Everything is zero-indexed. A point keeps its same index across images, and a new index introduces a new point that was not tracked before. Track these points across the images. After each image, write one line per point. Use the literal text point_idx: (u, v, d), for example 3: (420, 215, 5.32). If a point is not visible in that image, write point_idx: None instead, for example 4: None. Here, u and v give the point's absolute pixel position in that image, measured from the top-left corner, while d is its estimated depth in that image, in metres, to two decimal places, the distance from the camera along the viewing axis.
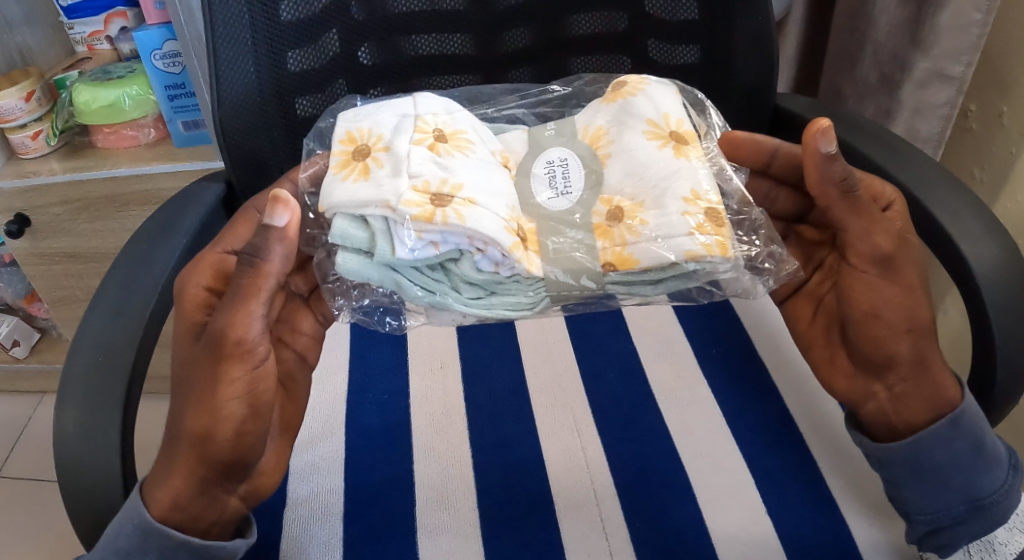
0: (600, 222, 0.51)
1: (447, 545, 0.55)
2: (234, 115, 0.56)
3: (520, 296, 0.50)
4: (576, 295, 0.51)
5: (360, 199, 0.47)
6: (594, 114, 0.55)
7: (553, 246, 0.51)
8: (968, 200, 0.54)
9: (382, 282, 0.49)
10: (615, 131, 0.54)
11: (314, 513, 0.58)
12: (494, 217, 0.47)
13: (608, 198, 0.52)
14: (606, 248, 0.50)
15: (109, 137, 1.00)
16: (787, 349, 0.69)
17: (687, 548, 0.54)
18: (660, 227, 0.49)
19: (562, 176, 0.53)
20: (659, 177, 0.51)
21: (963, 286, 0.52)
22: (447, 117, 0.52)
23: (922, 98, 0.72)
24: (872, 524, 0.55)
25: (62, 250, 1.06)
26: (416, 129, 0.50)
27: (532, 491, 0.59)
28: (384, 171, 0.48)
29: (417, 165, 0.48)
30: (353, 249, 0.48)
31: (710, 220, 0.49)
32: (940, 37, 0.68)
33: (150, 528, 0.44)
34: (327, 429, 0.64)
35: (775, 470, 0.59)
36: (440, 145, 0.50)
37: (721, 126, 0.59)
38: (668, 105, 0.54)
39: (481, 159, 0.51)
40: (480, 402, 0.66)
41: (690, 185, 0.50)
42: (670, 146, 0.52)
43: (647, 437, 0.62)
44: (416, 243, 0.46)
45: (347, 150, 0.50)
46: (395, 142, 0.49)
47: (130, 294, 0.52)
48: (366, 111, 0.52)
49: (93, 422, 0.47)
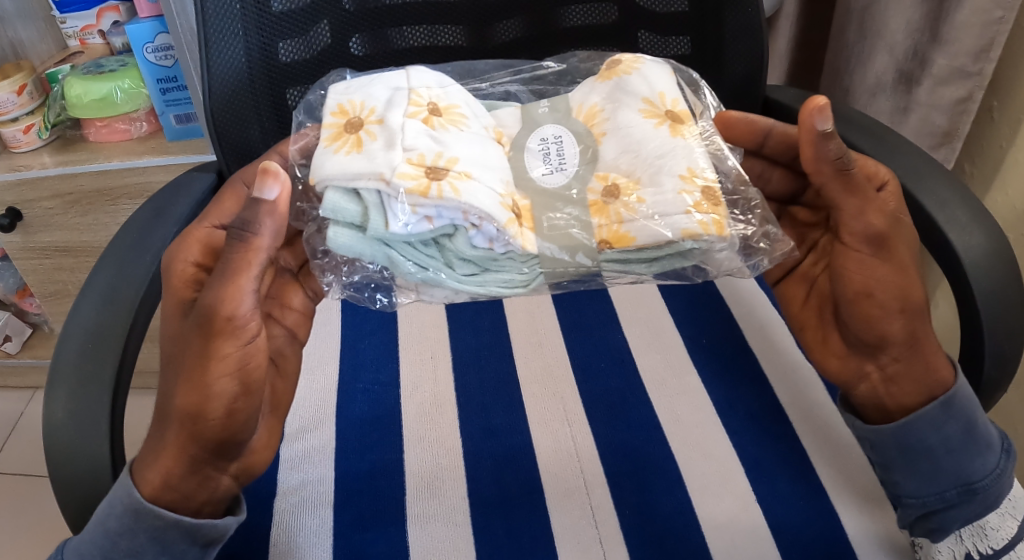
0: (595, 199, 0.51)
1: (435, 532, 0.55)
2: (225, 104, 0.56)
3: (514, 273, 0.51)
4: (571, 271, 0.51)
5: (353, 171, 0.47)
6: (589, 91, 0.55)
7: (548, 221, 0.50)
8: (956, 189, 0.54)
9: (375, 258, 0.49)
10: (610, 108, 0.54)
11: (304, 502, 0.57)
12: (489, 192, 0.47)
13: (603, 174, 0.52)
14: (602, 225, 0.51)
15: (101, 130, 0.99)
16: (777, 338, 0.69)
17: (676, 536, 0.54)
18: (656, 204, 0.49)
19: (557, 149, 0.53)
20: (655, 154, 0.51)
21: (951, 272, 0.53)
22: (440, 92, 0.52)
23: (937, 95, 0.72)
24: (859, 513, 0.55)
25: (54, 244, 1.05)
26: (410, 102, 0.50)
27: (522, 479, 0.59)
28: (377, 144, 0.48)
29: (409, 137, 0.48)
30: (346, 223, 0.48)
31: (707, 199, 0.49)
32: (960, 33, 0.68)
33: (140, 508, 0.44)
34: (316, 418, 0.64)
35: (765, 458, 0.59)
36: (434, 119, 0.50)
37: (716, 106, 0.59)
38: (663, 83, 0.54)
39: (475, 134, 0.51)
40: (470, 391, 0.66)
41: (686, 162, 0.50)
42: (665, 124, 0.52)
43: (638, 426, 0.62)
44: (410, 217, 0.46)
45: (339, 123, 0.50)
46: (388, 115, 0.49)
47: (119, 280, 0.52)
48: (359, 84, 0.52)
49: (81, 408, 0.47)
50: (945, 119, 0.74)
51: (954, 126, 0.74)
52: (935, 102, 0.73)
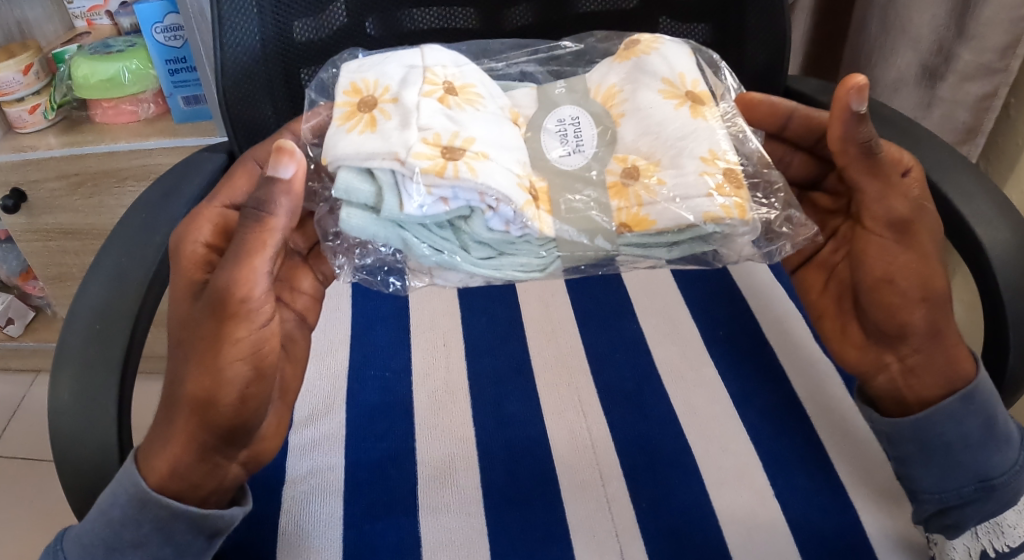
0: (613, 180, 0.50)
1: (450, 523, 0.54)
2: (239, 85, 0.55)
3: (529, 256, 0.50)
4: (589, 255, 0.50)
5: (367, 151, 0.45)
6: (607, 72, 0.54)
7: (566, 204, 0.49)
8: (985, 184, 0.53)
9: (388, 239, 0.48)
10: (629, 89, 0.53)
11: (314, 490, 0.57)
12: (506, 172, 0.46)
13: (622, 157, 0.51)
14: (621, 208, 0.50)
15: (108, 112, 0.98)
16: (795, 332, 0.67)
17: (693, 529, 0.53)
18: (676, 190, 0.48)
19: (574, 130, 0.52)
20: (676, 136, 0.50)
21: (977, 266, 0.52)
22: (456, 71, 0.51)
23: (961, 91, 0.73)
24: (879, 509, 0.54)
25: (58, 226, 1.04)
26: (426, 81, 0.49)
27: (536, 470, 0.58)
28: (392, 123, 0.47)
29: (424, 116, 0.47)
30: (359, 205, 0.47)
31: (729, 181, 0.48)
32: (984, 29, 0.68)
33: (146, 497, 0.43)
34: (327, 405, 0.63)
35: (782, 452, 0.58)
36: (450, 98, 0.49)
37: (737, 87, 0.58)
38: (684, 64, 0.53)
39: (491, 113, 0.50)
40: (484, 381, 0.65)
41: (708, 144, 0.49)
42: (686, 106, 0.51)
43: (653, 417, 0.61)
44: (425, 198, 0.45)
45: (352, 101, 0.49)
46: (403, 94, 0.48)
47: (127, 265, 0.51)
48: (372, 62, 0.51)
49: (88, 393, 0.46)
50: (968, 115, 0.75)
51: (977, 122, 0.75)
52: (958, 98, 0.74)
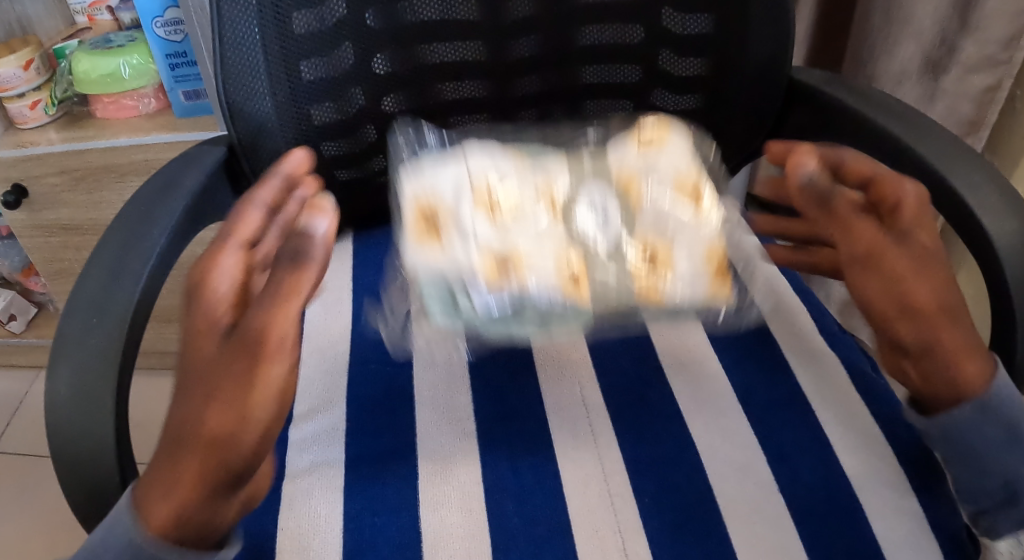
0: (634, 262, 0.60)
1: (450, 518, 0.54)
2: (237, 76, 0.56)
3: (573, 322, 0.57)
4: (615, 306, 0.57)
5: (441, 270, 0.58)
6: (625, 159, 0.66)
7: (600, 281, 0.59)
8: (991, 173, 0.53)
9: (444, 318, 0.57)
10: (643, 181, 0.65)
11: (314, 484, 0.56)
12: (551, 271, 0.58)
13: (640, 244, 0.61)
14: (639, 274, 0.59)
15: (109, 106, 0.98)
16: (799, 325, 0.67)
17: (696, 524, 0.53)
18: (682, 285, 0.58)
19: (599, 216, 0.63)
20: (677, 227, 0.62)
21: (982, 257, 0.51)
22: (501, 184, 0.64)
23: (966, 83, 0.79)
24: (885, 503, 0.54)
25: (60, 221, 1.04)
26: (478, 200, 0.63)
27: (539, 465, 0.57)
28: (454, 241, 0.60)
29: (480, 235, 0.60)
30: (438, 299, 0.57)
31: (719, 256, 0.60)
32: (989, 21, 0.74)
33: (143, 546, 0.40)
34: (327, 399, 0.62)
35: (787, 446, 0.57)
36: (498, 213, 0.62)
37: (717, 163, 0.70)
38: (682, 160, 0.66)
39: (534, 218, 0.63)
40: (485, 374, 0.64)
41: (703, 230, 0.62)
42: (691, 204, 0.64)
43: (656, 411, 0.60)
44: (489, 296, 0.57)
45: (419, 220, 0.62)
46: (461, 216, 0.62)
47: (125, 257, 0.51)
48: (428, 175, 0.65)
49: (85, 385, 0.46)
50: (972, 107, 0.81)
51: (981, 114, 0.82)
52: (962, 90, 0.80)
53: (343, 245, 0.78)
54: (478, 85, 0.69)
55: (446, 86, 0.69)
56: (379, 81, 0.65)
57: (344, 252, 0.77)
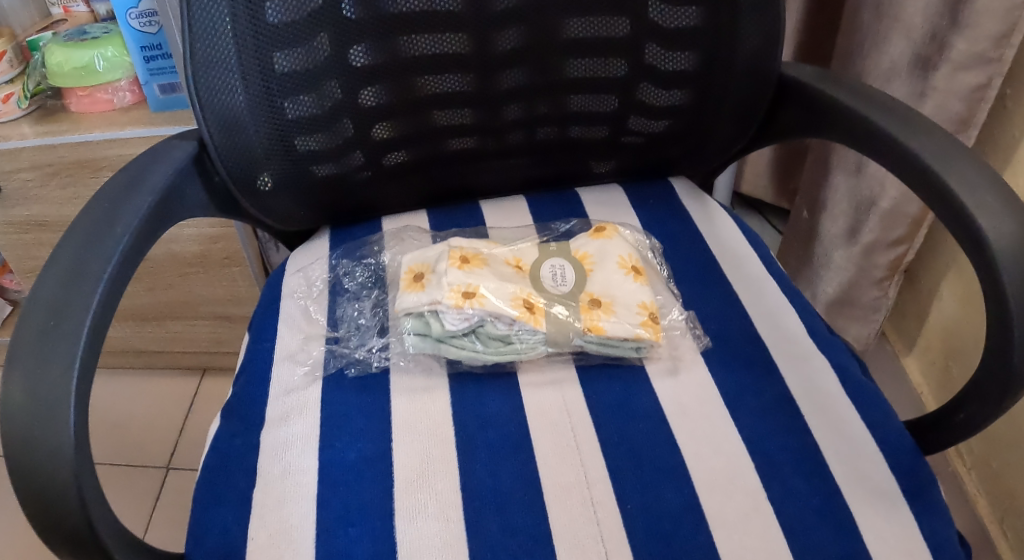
0: (583, 303, 0.64)
1: (427, 530, 0.51)
2: (208, 65, 0.56)
3: (524, 345, 0.61)
4: (565, 348, 0.62)
5: (416, 303, 0.62)
6: (586, 242, 0.69)
7: (555, 315, 0.63)
8: (987, 174, 0.51)
9: (426, 347, 0.62)
10: (595, 262, 0.67)
11: (287, 494, 0.54)
12: (506, 297, 0.62)
13: (589, 292, 0.65)
14: (585, 319, 0.62)
15: (83, 100, 0.95)
16: (788, 327, 0.65)
17: (682, 535, 0.51)
18: (619, 324, 0.62)
19: (560, 278, 0.66)
20: (619, 288, 0.66)
21: (979, 260, 0.49)
22: (476, 276, 0.63)
23: (955, 81, 0.77)
24: (875, 513, 0.52)
25: (34, 218, 1.01)
26: (456, 280, 0.62)
27: (519, 472, 0.55)
28: (430, 286, 0.63)
29: (450, 277, 0.63)
30: (410, 331, 0.63)
31: (653, 320, 0.63)
32: (980, 18, 0.72)
33: None
34: (301, 404, 0.60)
35: (776, 452, 0.56)
36: (472, 291, 0.62)
37: (663, 266, 0.72)
38: (621, 249, 0.69)
39: (497, 273, 0.64)
40: (465, 377, 0.62)
41: (640, 299, 0.65)
42: (634, 276, 0.67)
43: (641, 416, 0.58)
44: (456, 320, 0.61)
45: (408, 282, 0.65)
46: (439, 271, 0.64)
47: (87, 256, 0.49)
48: (417, 253, 0.68)
49: (42, 390, 0.43)
50: (962, 106, 0.79)
51: (971, 113, 0.80)
52: (952, 88, 0.78)
53: (320, 242, 0.75)
54: (459, 79, 0.66)
55: (427, 79, 0.66)
56: (356, 73, 0.63)
57: (321, 250, 0.74)
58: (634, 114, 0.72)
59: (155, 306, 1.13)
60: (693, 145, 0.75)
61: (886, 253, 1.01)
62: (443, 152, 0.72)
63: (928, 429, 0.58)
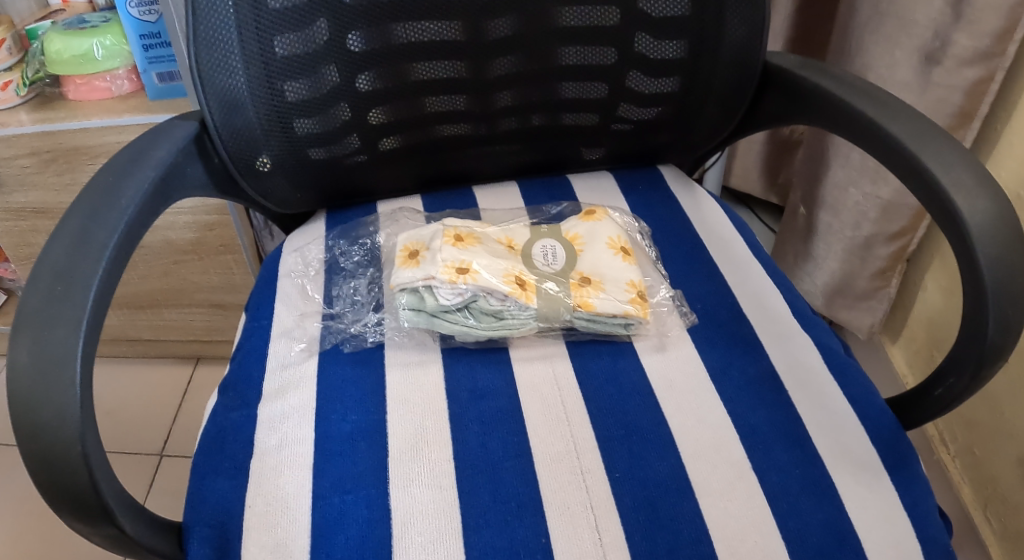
0: (573, 281, 0.66)
1: (420, 498, 0.53)
2: (209, 47, 0.57)
3: (514, 321, 0.63)
4: (555, 324, 0.64)
5: (410, 277, 0.64)
6: (576, 224, 0.71)
7: (546, 291, 0.64)
8: (967, 156, 0.53)
9: (421, 322, 0.63)
10: (585, 242, 0.70)
11: (284, 464, 0.56)
12: (497, 273, 0.64)
13: (578, 271, 0.67)
14: (575, 296, 0.64)
15: (80, 88, 0.96)
16: (772, 307, 0.67)
17: (668, 502, 0.53)
18: (608, 301, 0.64)
19: (550, 257, 0.68)
20: (607, 267, 0.67)
21: (955, 236, 0.51)
22: (471, 253, 0.65)
23: (958, 75, 0.80)
24: (854, 481, 0.54)
25: (30, 205, 1.02)
26: (450, 256, 0.64)
27: (510, 443, 0.56)
28: (424, 262, 0.65)
29: (445, 254, 0.64)
30: (404, 306, 0.64)
31: (641, 298, 0.65)
32: (982, 13, 0.75)
33: None
34: (297, 380, 0.61)
35: (760, 425, 0.57)
36: (465, 266, 0.63)
37: (653, 250, 0.74)
38: (610, 231, 0.70)
39: (490, 251, 0.66)
40: (458, 354, 0.63)
41: (629, 278, 0.67)
42: (622, 256, 0.68)
43: (629, 390, 0.60)
44: (450, 295, 0.62)
45: (403, 258, 0.67)
46: (434, 248, 0.65)
47: (92, 225, 0.50)
48: (415, 232, 0.69)
49: (48, 353, 0.44)
50: (963, 98, 0.82)
51: (973, 106, 0.83)
52: (954, 82, 0.81)
53: (316, 224, 0.77)
54: (453, 66, 0.68)
55: (422, 65, 0.67)
56: (353, 59, 0.64)
57: (316, 232, 0.76)
58: (623, 102, 0.74)
59: (149, 294, 1.14)
60: (680, 132, 0.77)
61: (886, 245, 1.03)
62: (436, 138, 0.74)
63: (908, 404, 0.60)
